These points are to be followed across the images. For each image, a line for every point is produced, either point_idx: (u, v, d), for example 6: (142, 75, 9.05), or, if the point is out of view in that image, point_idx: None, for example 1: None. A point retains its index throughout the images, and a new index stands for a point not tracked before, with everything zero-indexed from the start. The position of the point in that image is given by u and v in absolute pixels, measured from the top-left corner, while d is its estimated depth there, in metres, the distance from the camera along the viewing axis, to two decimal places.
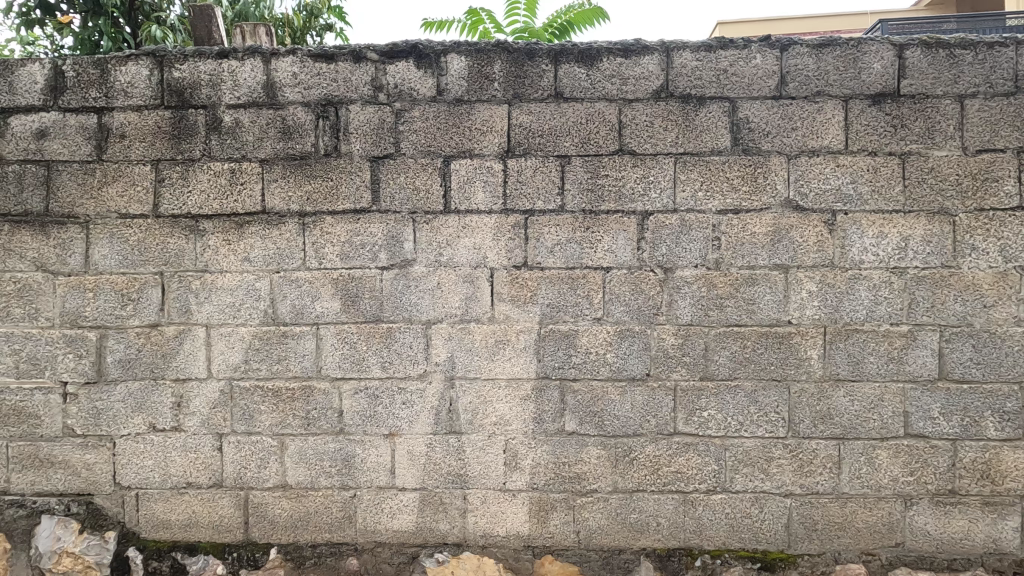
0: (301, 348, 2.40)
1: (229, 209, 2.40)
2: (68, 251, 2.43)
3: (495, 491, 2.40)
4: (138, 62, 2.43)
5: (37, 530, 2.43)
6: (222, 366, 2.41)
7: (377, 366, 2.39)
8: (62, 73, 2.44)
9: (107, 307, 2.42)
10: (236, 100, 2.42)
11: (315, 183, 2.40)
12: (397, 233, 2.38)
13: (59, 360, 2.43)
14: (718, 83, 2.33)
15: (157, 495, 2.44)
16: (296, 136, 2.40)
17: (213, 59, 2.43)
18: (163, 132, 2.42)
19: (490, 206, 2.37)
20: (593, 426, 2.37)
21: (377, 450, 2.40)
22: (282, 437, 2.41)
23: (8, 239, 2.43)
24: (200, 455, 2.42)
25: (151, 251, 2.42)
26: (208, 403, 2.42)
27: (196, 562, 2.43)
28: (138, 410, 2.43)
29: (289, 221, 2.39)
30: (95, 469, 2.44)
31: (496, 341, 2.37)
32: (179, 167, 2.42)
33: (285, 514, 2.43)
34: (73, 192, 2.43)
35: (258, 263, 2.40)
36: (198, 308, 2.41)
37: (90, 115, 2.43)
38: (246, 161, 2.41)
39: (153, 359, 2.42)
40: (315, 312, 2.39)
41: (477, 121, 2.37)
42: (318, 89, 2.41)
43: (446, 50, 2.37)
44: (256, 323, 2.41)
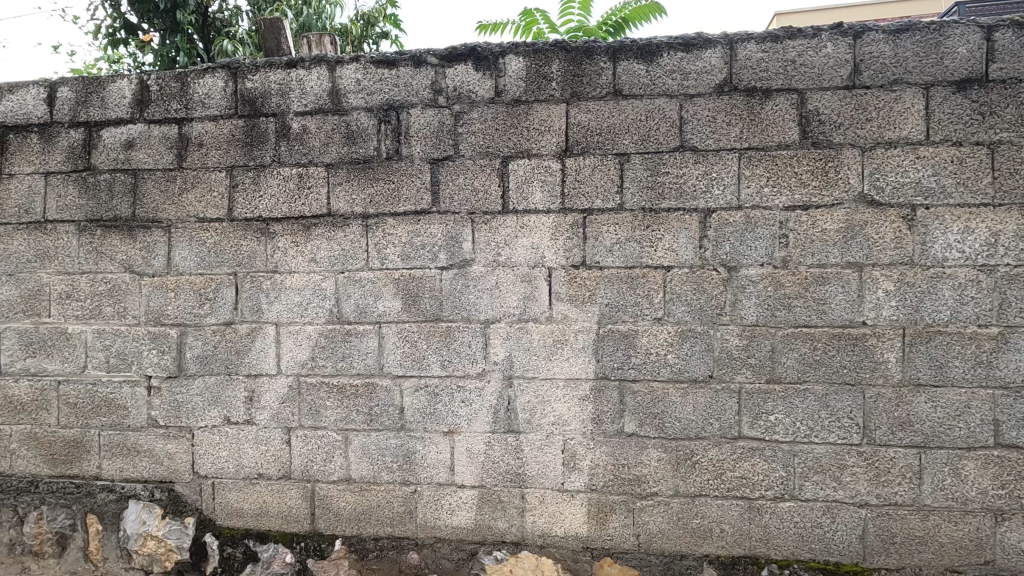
0: (365, 346, 2.47)
1: (297, 212, 2.50)
2: (152, 253, 2.60)
3: (554, 492, 2.39)
4: (214, 74, 2.57)
5: (125, 514, 2.61)
6: (290, 362, 2.51)
7: (436, 365, 2.43)
8: (147, 87, 2.61)
9: (186, 306, 2.57)
10: (304, 107, 2.52)
11: (378, 186, 2.46)
12: (456, 233, 2.42)
13: (144, 355, 2.60)
14: (786, 74, 2.25)
15: (232, 484, 2.56)
16: (360, 141, 2.48)
17: (283, 69, 2.54)
18: (237, 140, 2.55)
19: (548, 206, 2.37)
20: (653, 428, 2.33)
21: (436, 447, 2.44)
22: (346, 432, 2.49)
23: (101, 243, 2.63)
24: (270, 448, 2.53)
25: (225, 253, 2.55)
26: (277, 398, 2.52)
27: (267, 550, 2.53)
28: (214, 403, 2.56)
29: (353, 223, 2.47)
30: (176, 458, 2.59)
31: (554, 341, 2.37)
32: (252, 173, 2.54)
33: (349, 506, 2.50)
34: (157, 199, 2.60)
35: (324, 264, 2.49)
36: (268, 307, 2.53)
37: (172, 126, 2.59)
38: (313, 166, 2.51)
39: (228, 356, 2.55)
40: (377, 311, 2.46)
41: (535, 121, 2.38)
42: (381, 94, 2.48)
43: (504, 51, 2.39)
44: (321, 322, 2.50)
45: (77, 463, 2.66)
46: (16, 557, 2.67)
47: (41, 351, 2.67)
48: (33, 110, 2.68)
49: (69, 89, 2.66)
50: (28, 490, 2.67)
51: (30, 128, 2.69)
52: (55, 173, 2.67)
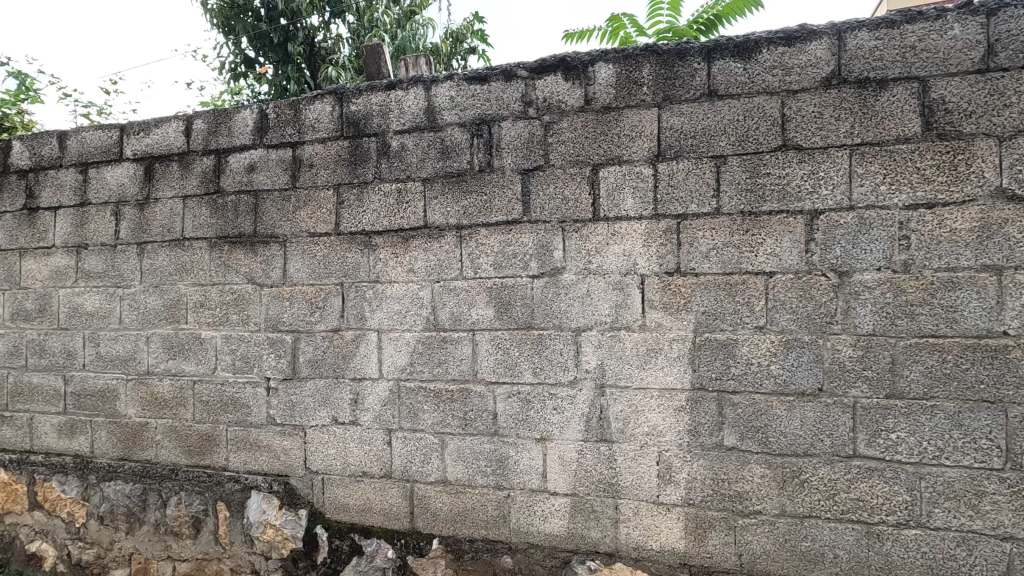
0: (460, 353, 2.56)
1: (397, 225, 2.65)
2: (271, 266, 2.85)
3: (649, 504, 2.34)
4: (323, 100, 2.79)
5: (248, 502, 2.87)
6: (391, 367, 2.65)
7: (529, 372, 2.47)
8: (266, 116, 2.88)
9: (300, 313, 2.80)
10: (402, 126, 2.67)
11: (471, 198, 2.55)
12: (547, 242, 2.44)
13: (264, 359, 2.86)
14: (904, 61, 2.07)
15: (339, 480, 2.74)
16: (454, 155, 2.58)
17: (383, 91, 2.71)
18: (343, 160, 2.75)
19: (640, 212, 2.33)
20: (756, 442, 2.22)
21: (529, 453, 2.47)
22: (442, 436, 2.58)
23: (228, 257, 2.93)
24: (373, 448, 2.69)
25: (333, 265, 2.75)
26: (379, 400, 2.67)
27: (370, 544, 2.68)
28: (323, 404, 2.76)
29: (448, 235, 2.57)
30: (291, 454, 2.82)
31: (647, 349, 2.32)
32: (356, 190, 2.72)
33: (446, 508, 2.59)
34: (275, 216, 2.85)
35: (422, 274, 2.61)
36: (371, 315, 2.69)
37: (287, 149, 2.84)
38: (410, 181, 2.64)
39: (335, 360, 2.74)
40: (472, 318, 2.54)
41: (626, 127, 2.36)
42: (474, 109, 2.57)
43: (595, 60, 2.40)
44: (419, 329, 2.62)
45: (209, 454, 2.97)
46: (160, 536, 3.03)
47: (180, 354, 3.01)
48: (174, 142, 3.05)
49: (203, 121, 3.00)
50: (169, 477, 3.02)
51: (171, 157, 3.06)
52: (191, 197, 3.01)
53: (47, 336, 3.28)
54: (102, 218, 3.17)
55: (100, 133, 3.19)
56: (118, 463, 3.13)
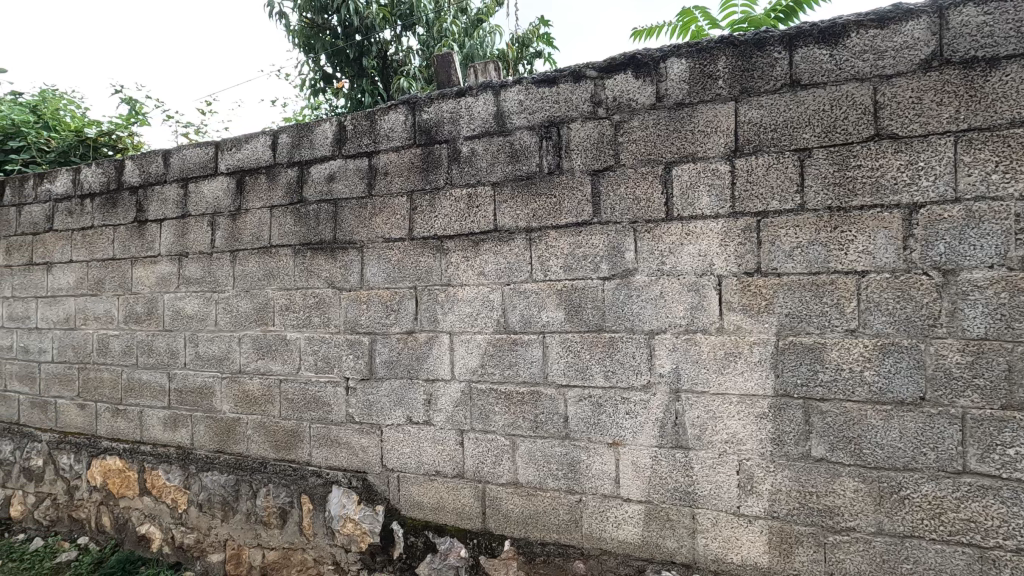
0: (530, 355, 2.56)
1: (468, 229, 2.69)
2: (349, 271, 2.98)
3: (728, 515, 2.24)
4: (397, 110, 2.89)
5: (330, 497, 3.01)
6: (463, 369, 2.70)
7: (600, 375, 2.43)
8: (344, 128, 3.03)
9: (376, 316, 2.91)
10: (472, 132, 2.72)
11: (540, 200, 2.55)
12: (618, 243, 2.40)
13: (343, 359, 2.99)
14: (1019, 37, 1.88)
15: (414, 478, 2.82)
16: (523, 158, 2.60)
17: (454, 99, 2.77)
18: (415, 167, 2.83)
19: (717, 210, 2.24)
20: (847, 454, 2.07)
21: (601, 457, 2.44)
22: (513, 438, 2.60)
23: (310, 263, 3.09)
24: (446, 448, 2.74)
25: (407, 269, 2.84)
26: (452, 401, 2.73)
27: (444, 543, 2.73)
28: (398, 404, 2.85)
29: (517, 238, 2.59)
30: (368, 451, 2.93)
31: (726, 353, 2.22)
32: (428, 196, 2.80)
33: (517, 510, 2.60)
34: (352, 223, 2.98)
35: (492, 277, 2.64)
36: (443, 318, 2.75)
37: (364, 159, 2.97)
38: (481, 185, 2.68)
39: (410, 361, 2.82)
40: (542, 321, 2.54)
41: (700, 123, 2.28)
42: (543, 112, 2.57)
43: (666, 55, 2.34)
44: (490, 331, 2.65)
45: (294, 450, 3.14)
46: (251, 524, 3.24)
47: (268, 354, 3.21)
48: (262, 156, 3.26)
49: (287, 136, 3.19)
50: (259, 469, 3.22)
51: (259, 170, 3.27)
52: (277, 207, 3.21)
53: (154, 337, 3.59)
54: (200, 229, 3.45)
55: (198, 150, 3.47)
56: (214, 455, 3.37)
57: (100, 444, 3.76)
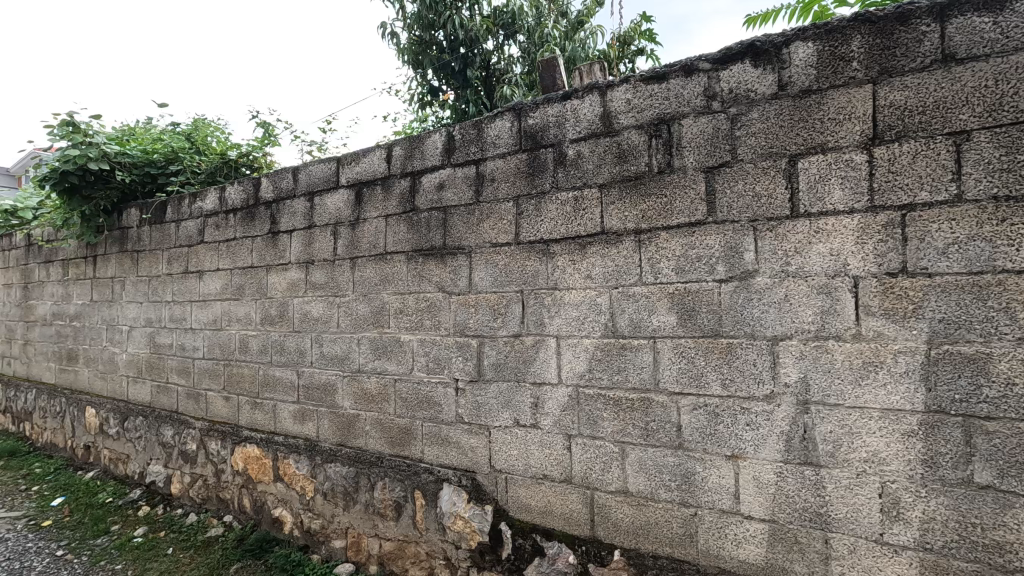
0: (639, 360, 2.48)
1: (574, 232, 2.68)
2: (459, 275, 3.08)
3: (869, 542, 2.02)
4: (503, 117, 2.94)
5: (441, 494, 3.11)
6: (570, 373, 2.68)
7: (717, 384, 2.30)
8: (453, 137, 3.14)
9: (484, 319, 2.97)
10: (578, 134, 2.70)
11: (650, 201, 2.47)
12: (736, 243, 2.26)
13: (453, 361, 3.09)
14: None
15: (522, 481, 2.84)
16: (631, 159, 2.53)
17: (559, 103, 2.77)
18: (522, 172, 2.87)
19: (851, 205, 2.04)
20: (1022, 482, 1.79)
21: (719, 470, 2.30)
22: (623, 445, 2.53)
23: (422, 268, 3.23)
24: (554, 452, 2.73)
25: (514, 273, 2.87)
26: (559, 406, 2.71)
27: (552, 547, 2.72)
28: (506, 406, 2.89)
29: (626, 240, 2.52)
30: (477, 451, 3.00)
31: (865, 363, 2.01)
32: (534, 200, 2.82)
33: (628, 519, 2.53)
34: (461, 229, 3.08)
35: (600, 280, 2.60)
36: (550, 321, 2.75)
37: (471, 166, 3.06)
38: (587, 188, 2.65)
39: (517, 364, 2.85)
40: (652, 325, 2.45)
41: (831, 110, 2.09)
42: (651, 110, 2.50)
43: (790, 40, 2.18)
44: (598, 336, 2.60)
45: (408, 446, 3.29)
46: (369, 515, 3.44)
47: (384, 354, 3.40)
48: (378, 168, 3.47)
49: (401, 148, 3.37)
50: (376, 463, 3.41)
51: (376, 182, 3.48)
52: (392, 215, 3.40)
53: (286, 337, 3.94)
54: (324, 238, 3.74)
55: (322, 166, 3.77)
56: (337, 448, 3.62)
57: (241, 433, 4.19)
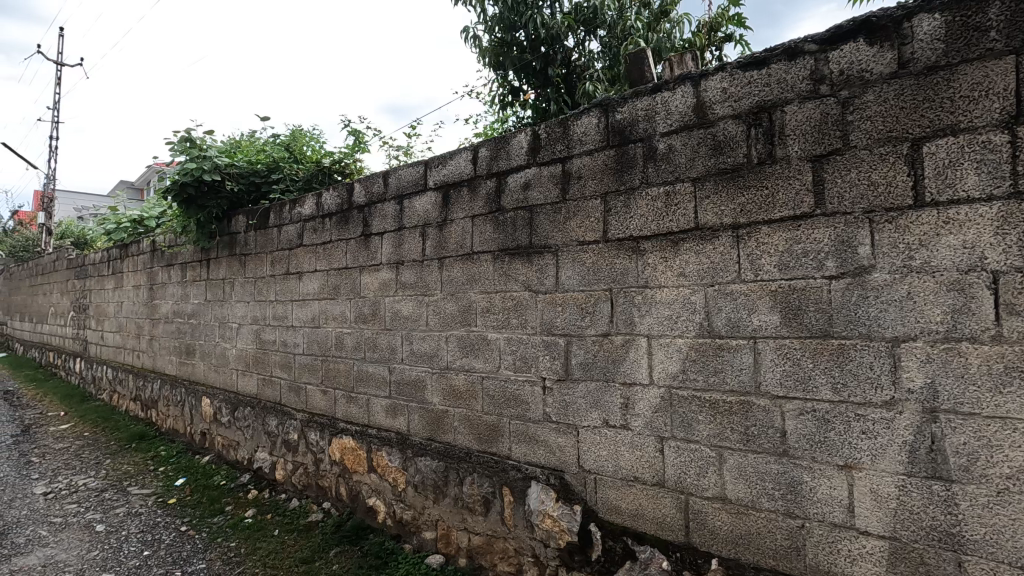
0: (738, 362, 2.36)
1: (666, 228, 2.59)
2: (545, 274, 3.07)
3: (1013, 569, 1.80)
4: (589, 114, 2.91)
5: (529, 492, 3.12)
6: (662, 374, 2.60)
7: (827, 388, 2.14)
8: (539, 136, 3.14)
9: (572, 318, 2.95)
10: (669, 127, 2.62)
11: (750, 194, 2.35)
12: (849, 236, 2.10)
13: (540, 360, 3.10)
14: None
15: (612, 482, 2.79)
16: (728, 150, 2.42)
17: (649, 96, 2.70)
18: (609, 169, 2.82)
19: (989, 191, 1.84)
20: None
21: (830, 481, 2.14)
22: (721, 449, 2.42)
23: (509, 267, 3.26)
24: (645, 454, 2.66)
25: (602, 271, 2.83)
26: (650, 407, 2.64)
27: (645, 552, 2.65)
28: (595, 406, 2.85)
29: (723, 236, 2.41)
30: (565, 450, 2.98)
31: (1006, 367, 1.80)
32: (623, 196, 2.76)
33: (726, 527, 2.42)
34: (547, 228, 3.07)
35: (694, 278, 2.50)
36: (640, 320, 2.68)
37: (558, 165, 3.04)
38: (680, 183, 2.56)
39: (606, 364, 2.80)
40: (752, 325, 2.33)
41: (963, 87, 1.89)
42: (750, 98, 2.37)
43: (912, 12, 2.00)
44: (692, 335, 2.50)
45: (496, 443, 3.34)
46: (459, 509, 3.52)
47: (472, 352, 3.46)
48: (465, 169, 3.54)
49: (487, 149, 3.43)
50: (464, 459, 3.49)
51: (462, 184, 3.56)
52: (478, 216, 3.45)
53: (378, 335, 4.12)
54: (413, 240, 3.87)
55: (411, 170, 3.90)
56: (427, 442, 3.74)
57: (337, 425, 4.43)
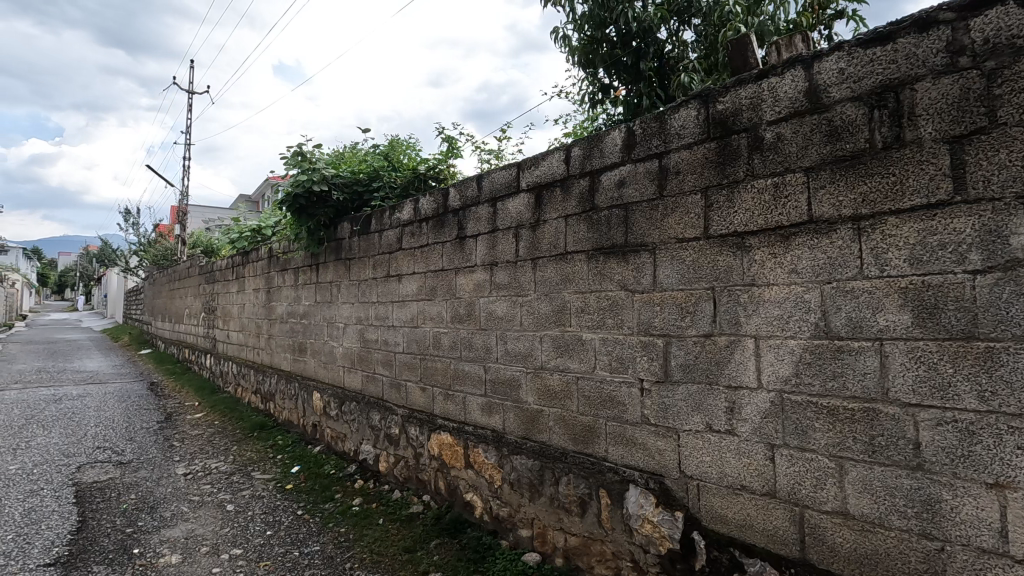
0: (861, 365, 2.17)
1: (775, 222, 2.43)
2: (642, 273, 3.00)
3: None
4: (688, 106, 2.80)
5: (627, 495, 3.06)
6: (772, 378, 2.44)
7: (971, 396, 1.92)
8: (634, 133, 3.08)
9: (671, 318, 2.86)
10: (777, 115, 2.46)
11: (874, 182, 2.15)
12: (998, 226, 1.86)
13: (638, 361, 3.03)
14: None
15: (716, 490, 2.66)
16: (847, 136, 2.23)
17: (754, 83, 2.56)
18: (710, 162, 2.70)
19: None
20: None
21: (976, 501, 1.92)
22: (841, 460, 2.24)
23: (603, 266, 3.22)
24: (753, 462, 2.52)
25: (704, 269, 2.71)
26: (759, 412, 2.49)
27: (755, 565, 2.50)
28: (697, 409, 2.74)
29: (841, 229, 2.23)
30: (665, 454, 2.89)
31: None
32: (725, 190, 2.63)
33: (849, 545, 2.23)
34: (644, 226, 3.00)
35: (808, 275, 2.33)
36: (746, 320, 2.54)
37: (654, 160, 2.96)
38: (790, 173, 2.40)
39: (709, 365, 2.69)
40: (877, 325, 2.13)
41: None
42: (872, 78, 2.18)
43: None
44: (806, 337, 2.33)
45: (592, 444, 3.31)
46: (555, 508, 3.53)
47: (567, 352, 3.45)
48: (557, 170, 3.54)
49: (579, 148, 3.41)
50: (560, 459, 3.49)
51: (555, 184, 3.57)
52: (571, 216, 3.44)
53: (473, 334, 4.23)
54: (507, 241, 3.93)
55: (504, 172, 3.96)
56: (522, 440, 3.79)
57: (436, 422, 4.61)
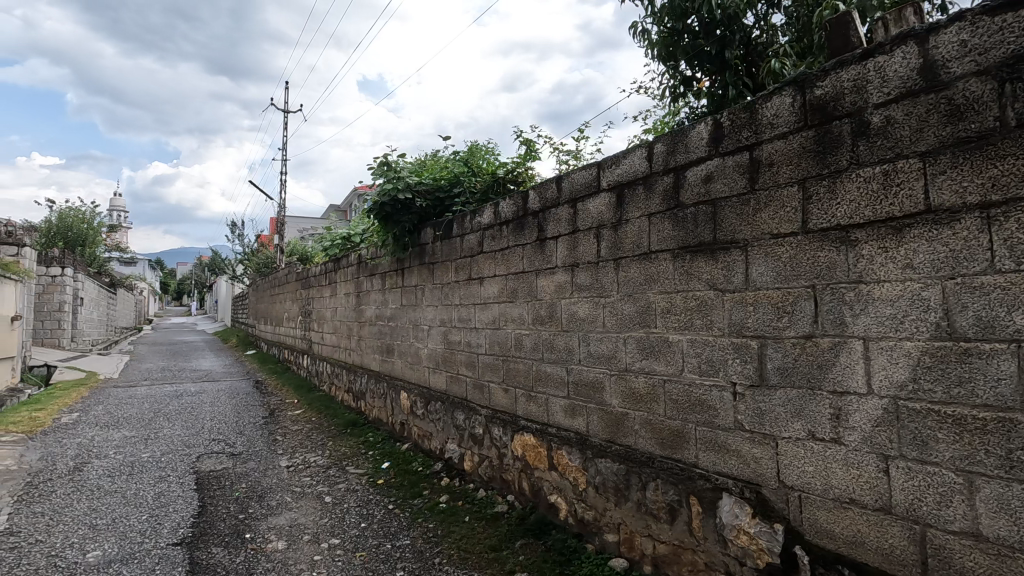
0: (994, 370, 1.94)
1: (886, 213, 2.24)
2: (733, 272, 2.86)
3: None
4: (782, 93, 2.64)
5: (720, 504, 2.92)
6: (884, 383, 2.24)
7: None
8: (722, 125, 2.94)
9: (766, 319, 2.71)
10: (886, 96, 2.26)
11: (1006, 164, 1.93)
12: None
13: (729, 364, 2.89)
14: None
15: (820, 503, 2.48)
16: (971, 115, 2.01)
17: (858, 64, 2.37)
18: (808, 152, 2.53)
19: None
20: None
21: None
22: (970, 475, 2.02)
23: (690, 265, 3.11)
24: (863, 473, 2.32)
25: (803, 266, 2.54)
26: (869, 420, 2.30)
27: None
28: (798, 416, 2.57)
29: (967, 218, 2.01)
30: (762, 462, 2.74)
31: None
32: (826, 181, 2.46)
33: (981, 570, 2.00)
34: (734, 222, 2.86)
35: (926, 270, 2.11)
36: (853, 320, 2.35)
37: (745, 153, 2.82)
38: (903, 159, 2.19)
39: (810, 369, 2.51)
40: (1013, 325, 1.91)
41: None
42: (1002, 48, 1.95)
43: None
44: (925, 338, 2.12)
45: (681, 450, 3.20)
46: (642, 514, 3.45)
47: (652, 354, 3.37)
48: (640, 167, 3.47)
49: (662, 145, 3.32)
50: (647, 464, 3.40)
51: (637, 183, 3.49)
52: (655, 214, 3.35)
53: (555, 336, 4.23)
54: (588, 242, 3.89)
55: (584, 173, 3.93)
56: (607, 444, 3.73)
57: (519, 422, 4.65)
